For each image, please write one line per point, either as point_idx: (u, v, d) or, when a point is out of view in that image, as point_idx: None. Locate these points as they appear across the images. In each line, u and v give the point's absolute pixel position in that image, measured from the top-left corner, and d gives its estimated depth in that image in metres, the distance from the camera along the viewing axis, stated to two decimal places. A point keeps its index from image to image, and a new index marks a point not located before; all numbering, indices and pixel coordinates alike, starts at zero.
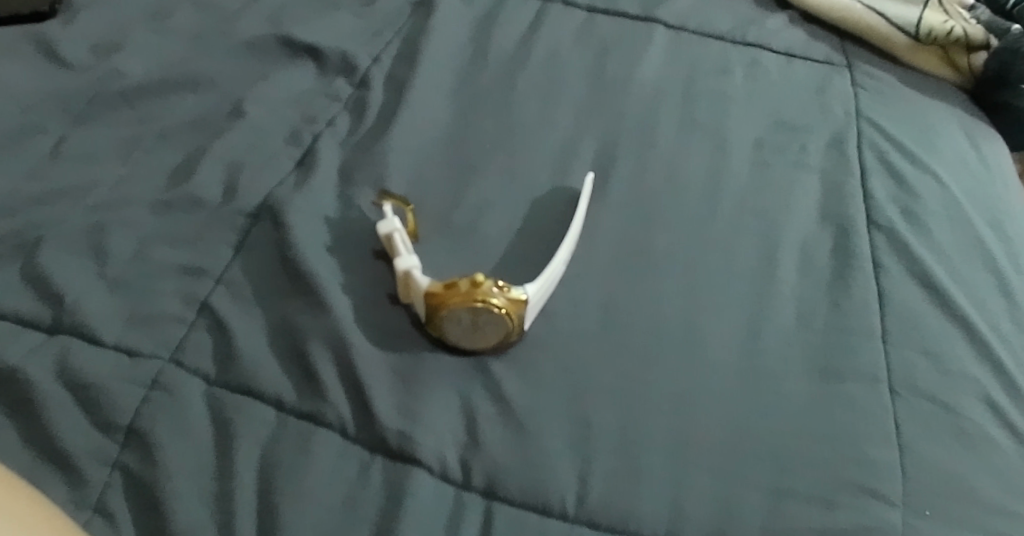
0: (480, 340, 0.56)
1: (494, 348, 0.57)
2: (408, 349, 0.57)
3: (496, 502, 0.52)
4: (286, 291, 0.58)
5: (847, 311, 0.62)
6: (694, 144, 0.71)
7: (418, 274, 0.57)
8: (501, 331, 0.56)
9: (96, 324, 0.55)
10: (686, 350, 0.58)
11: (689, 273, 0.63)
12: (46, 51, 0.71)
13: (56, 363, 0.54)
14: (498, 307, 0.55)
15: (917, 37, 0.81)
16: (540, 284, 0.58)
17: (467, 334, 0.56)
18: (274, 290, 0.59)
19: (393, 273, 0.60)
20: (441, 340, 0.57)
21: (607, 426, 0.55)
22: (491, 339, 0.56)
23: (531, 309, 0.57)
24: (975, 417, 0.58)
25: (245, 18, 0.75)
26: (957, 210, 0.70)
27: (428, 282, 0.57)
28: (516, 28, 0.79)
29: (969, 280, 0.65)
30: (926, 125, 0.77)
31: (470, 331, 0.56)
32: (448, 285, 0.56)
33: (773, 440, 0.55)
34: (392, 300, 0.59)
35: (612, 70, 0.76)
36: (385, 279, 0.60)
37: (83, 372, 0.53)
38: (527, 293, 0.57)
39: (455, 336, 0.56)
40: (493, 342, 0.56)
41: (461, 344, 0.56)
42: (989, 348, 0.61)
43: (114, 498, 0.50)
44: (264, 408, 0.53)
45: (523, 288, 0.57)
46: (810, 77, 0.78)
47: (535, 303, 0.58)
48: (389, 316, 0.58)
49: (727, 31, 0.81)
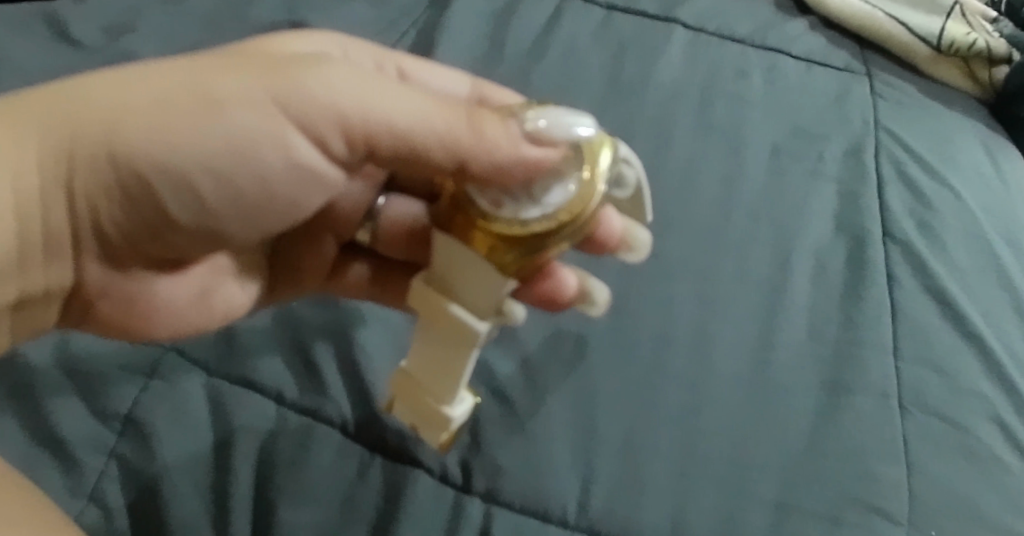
0: (526, 213, 0.50)
1: (568, 300, 0.58)
2: (348, 210, 0.63)
3: (496, 506, 0.52)
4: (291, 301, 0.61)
5: (861, 324, 0.61)
6: (709, 149, 0.70)
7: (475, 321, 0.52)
8: (510, 147, 0.49)
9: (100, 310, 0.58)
10: (694, 361, 0.58)
11: (699, 280, 0.62)
12: (57, 31, 0.69)
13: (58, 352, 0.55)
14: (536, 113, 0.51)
15: (938, 48, 0.80)
16: (603, 287, 0.59)
17: (498, 200, 0.51)
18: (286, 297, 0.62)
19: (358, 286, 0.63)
20: (503, 279, 0.51)
21: (611, 434, 0.55)
22: (542, 220, 0.49)
23: (623, 254, 0.60)
24: (984, 437, 0.57)
25: (259, 3, 0.74)
26: (974, 224, 0.68)
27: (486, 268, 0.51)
28: (534, 24, 0.77)
29: (983, 295, 0.64)
30: (945, 136, 0.75)
31: (508, 198, 0.51)
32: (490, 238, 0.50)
33: (779, 454, 0.55)
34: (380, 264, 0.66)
35: (629, 72, 0.74)
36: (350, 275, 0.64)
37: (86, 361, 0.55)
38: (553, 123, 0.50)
39: (551, 304, 0.58)
40: (547, 215, 0.49)
41: (490, 225, 0.50)
42: (999, 366, 0.60)
43: (110, 488, 0.52)
44: (263, 400, 0.55)
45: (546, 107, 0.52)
46: (830, 83, 0.77)
47: (580, 165, 0.51)
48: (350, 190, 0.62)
49: (747, 35, 0.80)
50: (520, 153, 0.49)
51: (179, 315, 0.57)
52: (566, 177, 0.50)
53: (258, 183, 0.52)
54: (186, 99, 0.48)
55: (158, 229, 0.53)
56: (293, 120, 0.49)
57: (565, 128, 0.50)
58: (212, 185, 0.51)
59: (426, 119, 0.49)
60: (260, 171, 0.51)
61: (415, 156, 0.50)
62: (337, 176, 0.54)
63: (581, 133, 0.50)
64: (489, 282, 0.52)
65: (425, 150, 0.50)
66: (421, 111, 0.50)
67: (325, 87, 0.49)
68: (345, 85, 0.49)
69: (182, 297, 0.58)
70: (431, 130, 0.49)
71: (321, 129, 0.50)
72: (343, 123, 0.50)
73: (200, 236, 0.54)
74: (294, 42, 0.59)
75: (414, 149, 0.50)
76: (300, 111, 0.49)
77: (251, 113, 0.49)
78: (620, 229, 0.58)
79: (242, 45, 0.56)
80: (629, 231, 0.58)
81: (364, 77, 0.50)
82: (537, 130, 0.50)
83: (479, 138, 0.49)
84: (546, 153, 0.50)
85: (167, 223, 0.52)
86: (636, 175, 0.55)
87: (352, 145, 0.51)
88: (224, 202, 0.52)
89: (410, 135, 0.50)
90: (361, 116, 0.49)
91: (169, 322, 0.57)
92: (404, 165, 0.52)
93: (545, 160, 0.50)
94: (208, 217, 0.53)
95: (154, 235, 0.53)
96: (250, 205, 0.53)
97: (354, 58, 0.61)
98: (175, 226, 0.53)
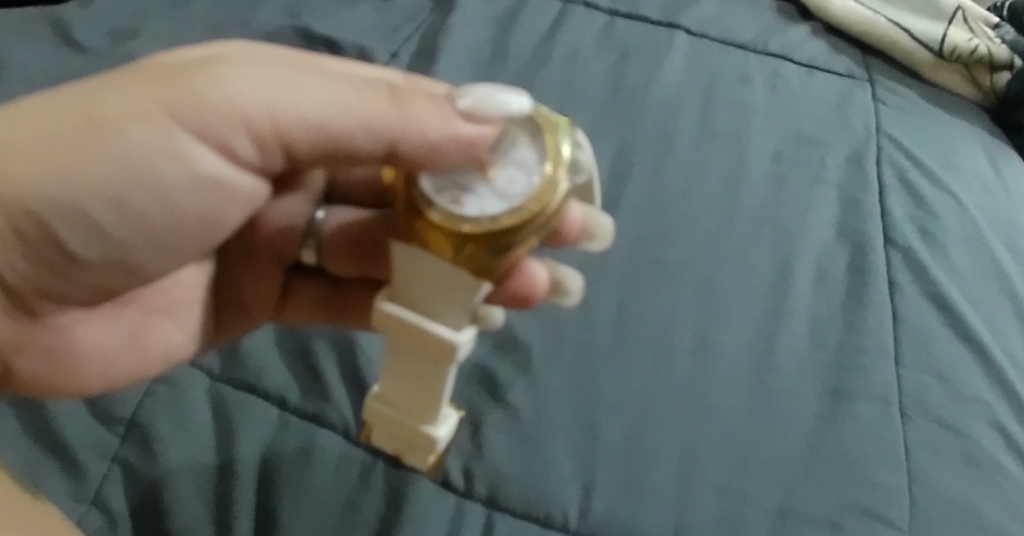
0: (488, 207, 0.45)
1: (541, 296, 0.54)
2: (287, 225, 0.60)
3: (498, 511, 0.53)
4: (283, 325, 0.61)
5: (862, 330, 0.61)
6: (711, 154, 0.70)
7: (449, 333, 0.49)
8: (445, 135, 0.46)
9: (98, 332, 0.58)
10: (695, 367, 0.58)
11: (701, 286, 0.62)
12: (63, 35, 0.70)
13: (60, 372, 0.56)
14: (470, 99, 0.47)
15: (941, 54, 0.81)
16: (578, 275, 0.56)
17: (458, 197, 0.46)
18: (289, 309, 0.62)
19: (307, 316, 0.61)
20: (476, 283, 0.47)
21: (613, 440, 0.55)
22: (509, 214, 0.45)
23: (588, 247, 0.52)
24: (985, 443, 0.57)
25: (263, 8, 0.74)
26: (975, 231, 0.68)
27: (458, 282, 0.47)
28: (537, 29, 0.78)
29: (984, 302, 0.64)
30: (947, 142, 0.75)
31: (468, 193, 0.46)
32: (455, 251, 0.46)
33: (779, 460, 0.55)
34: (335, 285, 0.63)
35: (632, 78, 0.75)
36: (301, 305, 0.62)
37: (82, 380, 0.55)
38: (485, 101, 0.47)
39: (523, 304, 0.54)
40: (512, 209, 0.45)
41: (454, 226, 0.45)
42: (1001, 372, 0.60)
43: (112, 491, 0.52)
44: (266, 404, 0.55)
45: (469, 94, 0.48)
46: (832, 89, 0.77)
47: (532, 145, 0.47)
48: (283, 204, 0.60)
49: (749, 40, 0.80)
50: (456, 131, 0.46)
51: (110, 365, 0.56)
52: (514, 156, 0.47)
53: (166, 203, 0.50)
54: (76, 129, 0.46)
55: (64, 270, 0.51)
56: (191, 131, 0.47)
57: (500, 103, 0.47)
58: (113, 213, 0.49)
59: (338, 102, 0.47)
60: (164, 192, 0.50)
61: (336, 141, 0.48)
62: (248, 183, 0.53)
63: (518, 105, 0.47)
64: (461, 288, 0.47)
65: (346, 136, 0.48)
66: (330, 96, 0.47)
67: (223, 94, 0.47)
68: (238, 85, 0.47)
69: (112, 343, 0.57)
70: (345, 114, 0.47)
71: (223, 134, 0.48)
72: (248, 125, 0.48)
73: (111, 270, 0.52)
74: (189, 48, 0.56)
75: (332, 136, 0.48)
76: (199, 125, 0.47)
77: (150, 132, 0.47)
78: (580, 219, 0.50)
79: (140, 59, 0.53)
80: (588, 220, 0.51)
81: (260, 68, 0.47)
82: (471, 105, 0.47)
83: (405, 115, 0.47)
84: (484, 131, 0.47)
85: (71, 260, 0.50)
86: (590, 174, 0.50)
87: (261, 144, 0.49)
88: (131, 231, 0.50)
89: (325, 122, 0.47)
90: (265, 114, 0.47)
91: (102, 369, 0.56)
92: (327, 156, 0.50)
93: (480, 138, 0.47)
94: (116, 249, 0.51)
95: (63, 278, 0.51)
96: (159, 230, 0.51)
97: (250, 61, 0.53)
98: (81, 264, 0.51)
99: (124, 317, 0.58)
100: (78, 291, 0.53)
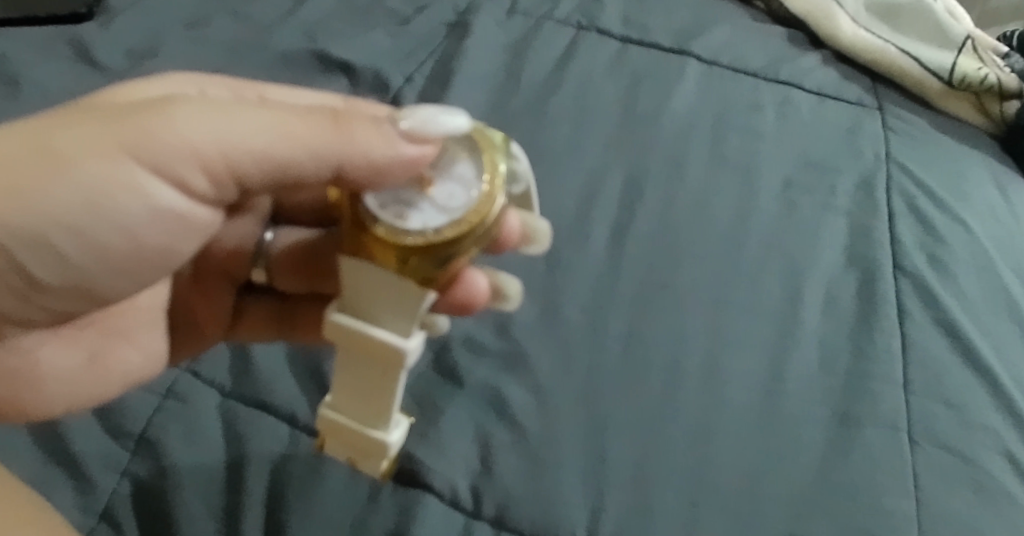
0: (430, 221, 0.46)
1: (480, 303, 0.57)
2: (236, 245, 0.63)
3: (505, 532, 0.53)
4: (273, 335, 0.61)
5: (870, 356, 0.61)
6: (722, 180, 0.71)
7: (394, 340, 0.50)
8: (385, 154, 0.47)
9: (82, 354, 0.59)
10: (703, 393, 0.58)
11: (709, 311, 0.62)
12: (83, 56, 0.71)
13: (54, 385, 0.57)
14: (402, 118, 0.48)
15: (950, 83, 0.81)
16: (515, 277, 0.59)
17: (402, 212, 0.47)
18: (289, 326, 0.62)
19: (254, 333, 0.62)
20: (421, 292, 0.49)
21: (620, 463, 0.55)
22: (451, 226, 0.46)
23: (526, 250, 0.54)
24: (995, 472, 0.57)
25: (280, 31, 0.75)
26: (985, 259, 0.68)
27: (405, 291, 0.49)
28: (549, 55, 0.78)
29: (993, 330, 0.64)
30: (957, 171, 0.75)
31: (410, 207, 0.47)
32: (400, 264, 0.47)
33: (788, 486, 0.55)
34: (282, 302, 0.65)
35: (643, 104, 0.75)
36: (251, 325, 0.64)
37: (61, 398, 0.56)
38: (415, 122, 0.48)
39: (465, 308, 0.56)
40: (454, 219, 0.47)
41: (398, 239, 0.46)
42: (1010, 400, 0.60)
43: (122, 504, 0.53)
44: (276, 421, 0.56)
45: (400, 119, 0.48)
46: (842, 118, 0.78)
47: (470, 160, 0.48)
48: (234, 226, 0.62)
49: (760, 68, 0.81)
50: (396, 151, 0.47)
51: (75, 388, 0.57)
52: (453, 171, 0.48)
53: (122, 235, 0.49)
54: (31, 162, 0.45)
55: (24, 294, 0.50)
56: (146, 166, 0.47)
57: (441, 123, 0.48)
58: (73, 240, 0.48)
59: (286, 135, 0.47)
60: (124, 222, 0.49)
61: (284, 170, 0.48)
62: (203, 215, 0.52)
63: (456, 125, 0.48)
64: (409, 298, 0.49)
65: (295, 165, 0.48)
66: (275, 127, 0.47)
67: (175, 129, 0.46)
68: (191, 122, 0.46)
69: (72, 367, 0.58)
70: (293, 145, 0.47)
71: (178, 170, 0.47)
72: (200, 159, 0.47)
73: (69, 296, 0.51)
74: (152, 84, 0.55)
75: (279, 164, 0.48)
76: (155, 160, 0.46)
77: (103, 163, 0.46)
78: (518, 226, 0.52)
79: (103, 93, 0.53)
80: (527, 224, 0.53)
81: (217, 105, 0.47)
82: (411, 127, 0.48)
83: (348, 140, 0.47)
84: (425, 150, 0.47)
85: (34, 287, 0.50)
86: (526, 184, 0.52)
87: (215, 179, 0.49)
88: (91, 259, 0.50)
89: (273, 154, 0.47)
90: (216, 149, 0.47)
91: (60, 391, 0.57)
92: (277, 185, 0.50)
93: (421, 156, 0.47)
94: (76, 275, 0.50)
95: (23, 302, 0.50)
96: (120, 260, 0.51)
97: (209, 90, 0.55)
98: (42, 288, 0.50)
99: (86, 341, 0.60)
100: (40, 315, 0.52)
